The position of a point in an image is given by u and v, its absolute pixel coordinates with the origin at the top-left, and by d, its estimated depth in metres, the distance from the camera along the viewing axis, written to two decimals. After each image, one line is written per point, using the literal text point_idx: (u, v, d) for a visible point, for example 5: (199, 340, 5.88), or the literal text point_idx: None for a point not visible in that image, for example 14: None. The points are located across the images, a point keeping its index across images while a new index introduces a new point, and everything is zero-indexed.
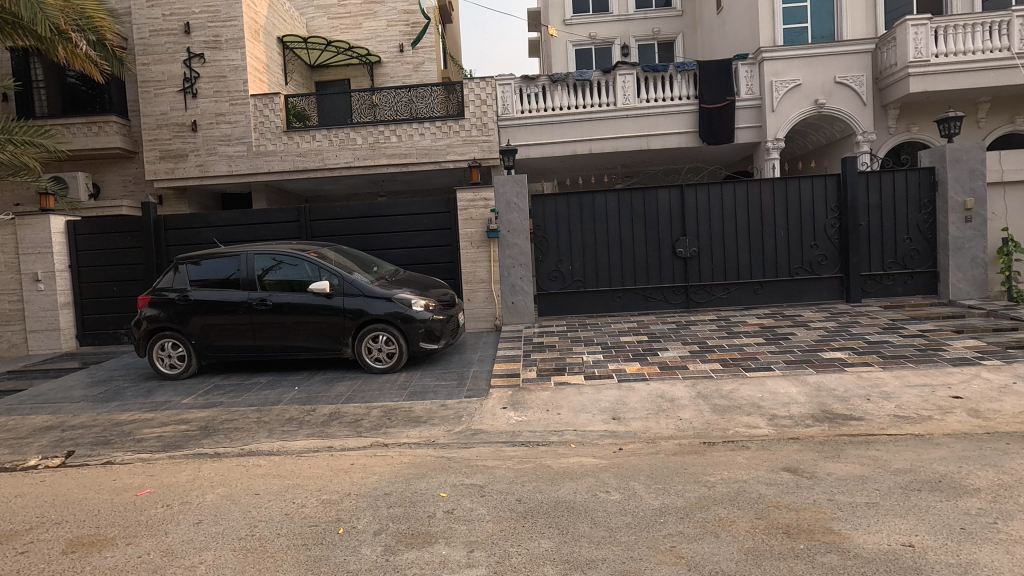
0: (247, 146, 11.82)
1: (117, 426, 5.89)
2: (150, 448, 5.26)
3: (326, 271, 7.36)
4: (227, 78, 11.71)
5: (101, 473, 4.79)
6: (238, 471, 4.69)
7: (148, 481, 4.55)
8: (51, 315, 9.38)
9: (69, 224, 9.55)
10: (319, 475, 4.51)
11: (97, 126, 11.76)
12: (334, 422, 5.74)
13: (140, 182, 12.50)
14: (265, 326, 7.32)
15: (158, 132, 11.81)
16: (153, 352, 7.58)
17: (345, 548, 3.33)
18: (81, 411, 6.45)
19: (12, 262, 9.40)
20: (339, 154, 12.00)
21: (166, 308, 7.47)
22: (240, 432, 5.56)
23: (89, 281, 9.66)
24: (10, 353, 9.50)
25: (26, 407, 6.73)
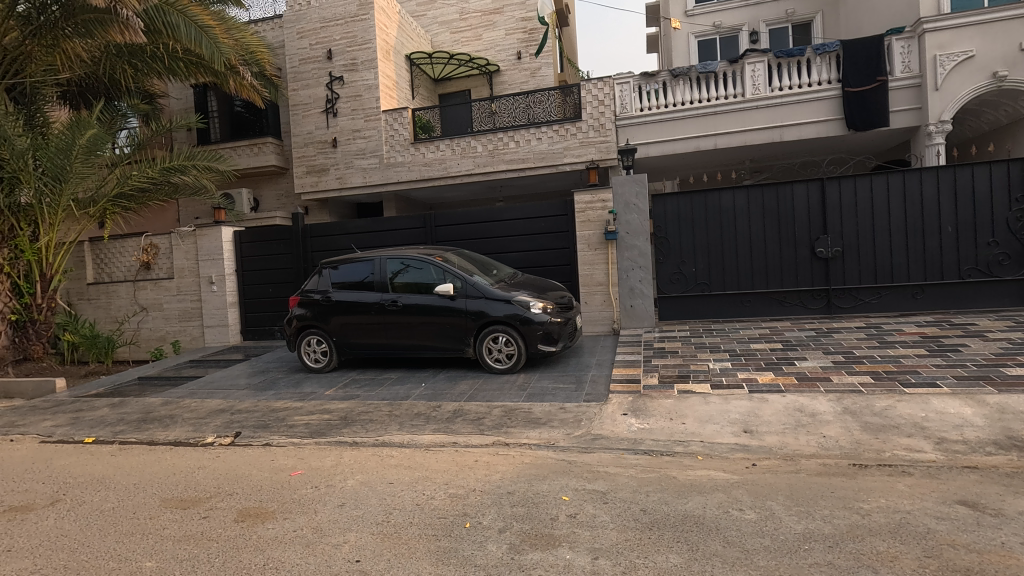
0: (379, 159, 12.78)
1: (273, 413, 6.63)
2: (299, 434, 5.86)
3: (450, 274, 7.72)
4: (362, 96, 12.76)
5: (262, 453, 5.42)
6: (374, 460, 5.06)
7: (300, 463, 5.06)
8: (222, 312, 10.81)
9: (236, 234, 10.98)
10: (445, 469, 4.72)
11: (257, 147, 13.41)
12: (458, 418, 5.98)
13: (290, 196, 14.01)
14: (395, 326, 7.84)
15: (305, 149, 13.13)
16: (301, 347, 8.42)
17: (473, 542, 3.44)
18: (245, 398, 7.37)
19: (192, 267, 10.95)
20: (461, 162, 12.53)
21: (312, 308, 8.28)
22: (375, 423, 6.00)
23: (251, 283, 11.03)
24: (192, 345, 11.04)
25: (205, 392, 7.81)
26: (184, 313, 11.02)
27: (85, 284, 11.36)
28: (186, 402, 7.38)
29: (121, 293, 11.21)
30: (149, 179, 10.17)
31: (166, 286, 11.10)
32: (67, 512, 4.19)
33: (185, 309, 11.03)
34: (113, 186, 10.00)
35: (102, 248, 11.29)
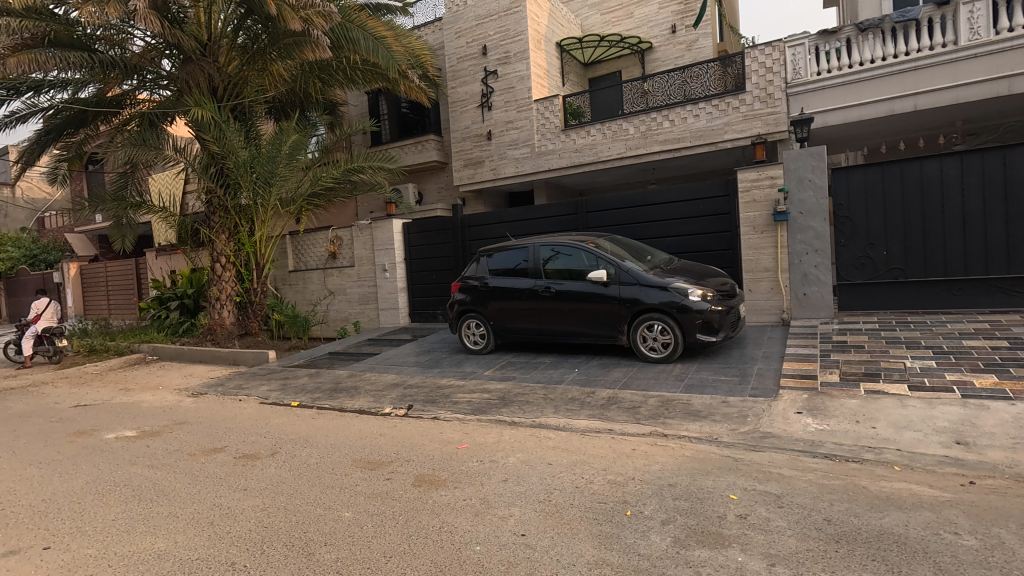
0: (531, 148, 13.07)
1: (439, 389, 7.21)
2: (464, 410, 6.28)
3: (603, 260, 7.66)
4: (515, 88, 13.13)
5: (432, 426, 5.93)
6: (533, 440, 5.25)
7: (465, 437, 5.43)
8: (394, 296, 11.97)
9: (404, 225, 12.06)
10: (603, 455, 4.72)
11: (421, 145, 14.50)
12: (613, 405, 5.94)
13: (449, 188, 14.96)
14: (549, 311, 7.99)
15: (463, 143, 13.89)
16: (462, 330, 8.99)
17: (635, 531, 3.40)
18: (415, 374, 8.11)
19: (369, 256, 12.26)
20: (612, 146, 12.31)
21: (472, 293, 8.78)
22: (531, 405, 6.21)
23: (417, 270, 12.03)
24: (369, 325, 12.39)
25: (382, 367, 8.73)
26: (364, 296, 12.40)
27: (287, 272, 13.36)
28: (367, 376, 8.33)
29: (314, 279, 12.97)
30: (335, 179, 11.61)
31: (349, 273, 12.55)
32: (283, 462, 5.00)
33: (364, 293, 12.40)
34: (308, 186, 11.51)
35: (299, 240, 13.14)
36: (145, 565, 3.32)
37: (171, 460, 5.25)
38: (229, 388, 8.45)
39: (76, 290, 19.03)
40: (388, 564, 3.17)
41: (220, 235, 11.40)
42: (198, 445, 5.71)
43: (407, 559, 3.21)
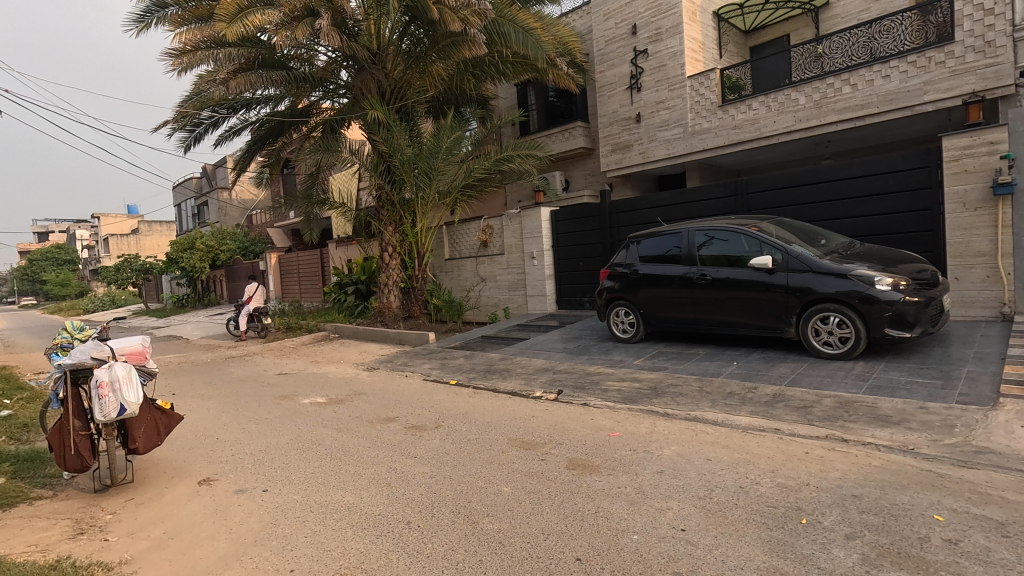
0: (684, 128, 12.39)
1: (588, 376, 7.24)
2: (614, 398, 6.23)
3: (768, 246, 7.03)
4: (667, 65, 12.53)
5: (583, 411, 5.96)
6: (689, 434, 5.02)
7: (617, 426, 5.38)
8: (541, 283, 12.22)
9: (552, 213, 12.23)
10: (769, 456, 4.36)
11: (568, 132, 14.51)
12: (779, 403, 5.45)
13: (596, 174, 14.77)
14: (704, 300, 7.55)
15: (611, 127, 13.60)
16: (610, 318, 8.87)
17: (813, 542, 3.08)
18: (563, 360, 8.23)
19: (518, 244, 12.63)
20: (778, 120, 11.19)
21: (621, 280, 8.61)
22: (686, 397, 5.94)
23: (564, 257, 12.15)
24: (518, 311, 12.80)
25: (531, 352, 9.01)
26: (513, 283, 12.83)
27: (444, 260, 14.31)
28: (518, 359, 8.65)
29: (468, 266, 13.72)
30: (486, 170, 12.19)
31: (499, 260, 13.06)
32: (446, 435, 5.40)
33: (513, 280, 12.82)
34: (462, 178, 12.19)
35: (454, 230, 14.00)
36: (338, 515, 3.82)
37: (354, 426, 5.96)
38: (397, 365, 9.35)
39: (275, 276, 22.45)
40: (546, 541, 3.26)
41: (388, 226, 12.59)
42: (374, 414, 6.41)
43: (565, 539, 3.28)
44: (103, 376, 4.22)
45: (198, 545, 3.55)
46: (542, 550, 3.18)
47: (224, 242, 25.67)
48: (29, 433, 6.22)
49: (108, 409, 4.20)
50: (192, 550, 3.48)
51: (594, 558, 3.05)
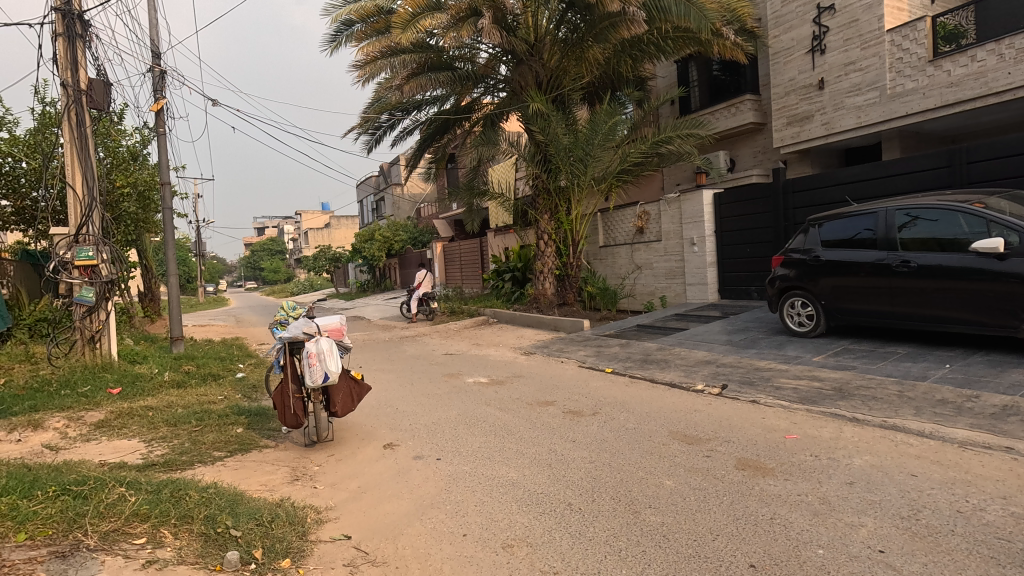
0: (880, 91, 10.68)
1: (758, 371, 6.68)
2: (789, 397, 5.67)
3: (999, 226, 5.87)
4: (859, 20, 10.88)
5: (752, 409, 5.53)
6: (886, 444, 4.38)
7: (794, 428, 4.89)
8: (702, 271, 11.54)
9: (715, 196, 11.45)
10: (999, 479, 3.62)
11: (735, 107, 13.37)
12: (1012, 417, 4.50)
13: (768, 151, 13.38)
14: (906, 290, 6.51)
15: (787, 98, 12.23)
16: (783, 310, 8.04)
17: None
18: (728, 353, 7.70)
19: (677, 230, 12.02)
20: (1014, 71, 9.10)
21: (797, 268, 7.72)
22: (881, 402, 5.19)
23: (729, 243, 11.32)
24: (676, 300, 12.21)
25: (691, 343, 8.58)
26: (670, 271, 12.26)
27: (598, 247, 14.20)
28: (677, 350, 8.30)
29: (622, 254, 13.43)
30: (643, 154, 11.81)
31: (656, 247, 12.55)
32: (604, 423, 5.39)
33: (670, 268, 12.25)
34: (618, 164, 11.94)
35: (609, 217, 13.79)
36: (503, 489, 4.03)
37: (515, 406, 6.24)
38: (553, 351, 9.56)
39: (440, 263, 24.30)
40: (715, 542, 3.10)
41: (544, 215, 12.83)
42: (533, 396, 6.64)
43: (736, 543, 3.08)
44: (312, 348, 4.99)
45: (385, 501, 4.01)
46: (710, 550, 3.03)
47: (398, 233, 28.45)
48: (257, 392, 7.57)
49: (316, 376, 4.95)
50: (381, 505, 3.94)
51: (770, 568, 2.82)
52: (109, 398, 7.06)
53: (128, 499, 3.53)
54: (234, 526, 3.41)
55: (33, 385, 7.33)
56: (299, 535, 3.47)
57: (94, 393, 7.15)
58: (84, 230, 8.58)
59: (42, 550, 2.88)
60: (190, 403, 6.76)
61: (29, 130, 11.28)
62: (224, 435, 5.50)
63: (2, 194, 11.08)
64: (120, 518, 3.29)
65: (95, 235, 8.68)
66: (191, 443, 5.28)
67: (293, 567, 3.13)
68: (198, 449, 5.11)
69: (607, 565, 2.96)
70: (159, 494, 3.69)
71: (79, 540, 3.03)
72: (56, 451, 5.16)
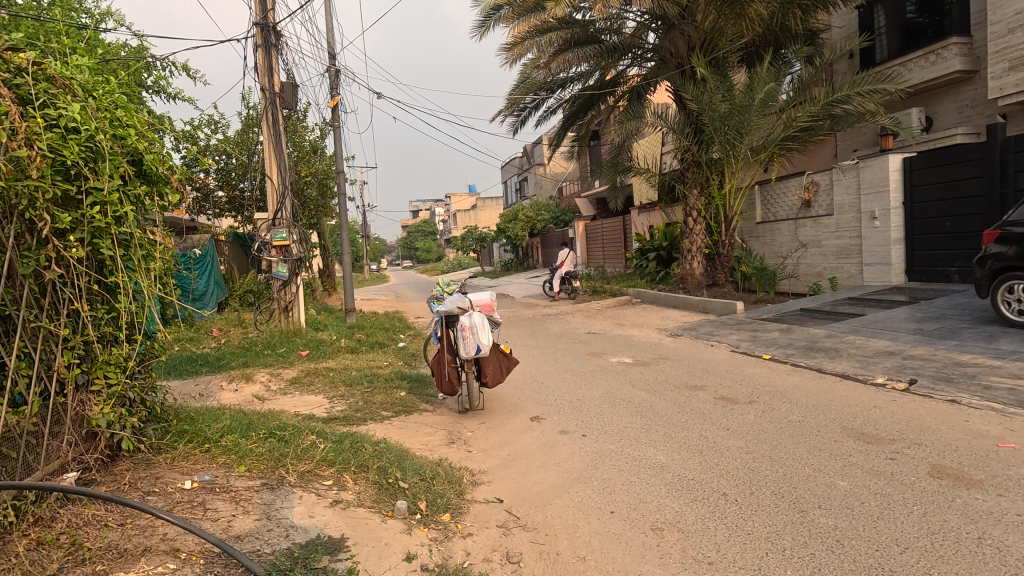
0: None
1: (960, 367, 5.67)
2: (1003, 399, 4.74)
3: None
4: None
5: (951, 410, 4.72)
6: None
7: (1011, 436, 4.08)
8: (885, 249, 10.06)
9: (905, 160, 9.86)
10: None
11: (935, 55, 11.23)
12: None
13: (979, 104, 11.05)
14: None
15: (1010, 37, 9.71)
16: (997, 295, 6.71)
17: None
18: (919, 344, 6.64)
19: (853, 202, 10.52)
20: None
21: (1019, 244, 6.38)
22: None
23: (922, 217, 9.71)
24: (849, 282, 10.79)
25: (870, 331, 7.53)
26: (843, 250, 10.81)
27: (754, 224, 13.06)
28: (851, 338, 7.36)
29: (784, 230, 12.17)
30: (813, 117, 10.53)
31: (825, 222, 11.14)
32: (763, 412, 5.00)
33: (843, 246, 10.80)
34: (781, 131, 10.84)
35: (769, 190, 12.56)
36: (652, 471, 3.95)
37: (662, 389, 6.05)
38: (702, 333, 9.08)
39: (583, 242, 24.24)
40: (903, 556, 2.72)
41: (693, 190, 12.07)
42: (681, 380, 6.38)
43: (930, 560, 2.68)
44: (466, 321, 5.29)
45: (534, 470, 4.16)
46: (897, 564, 2.67)
47: (540, 213, 28.91)
48: (416, 360, 8.31)
49: (470, 348, 5.26)
50: (531, 474, 4.09)
51: None
52: (300, 358, 8.27)
53: (318, 446, 4.10)
54: (402, 478, 3.78)
55: (245, 345, 8.84)
56: (457, 494, 3.74)
57: (289, 354, 8.41)
58: (279, 215, 9.98)
59: (257, 481, 3.47)
60: (362, 367, 7.65)
61: (238, 130, 13.39)
62: (391, 397, 6.12)
63: (220, 186, 13.35)
64: (313, 461, 3.84)
65: (287, 218, 10.04)
66: (364, 402, 5.97)
67: (452, 522, 3.39)
68: (370, 408, 5.76)
69: (769, 563, 2.75)
70: (341, 444, 4.23)
71: (283, 476, 3.60)
72: (263, 400, 6.18)
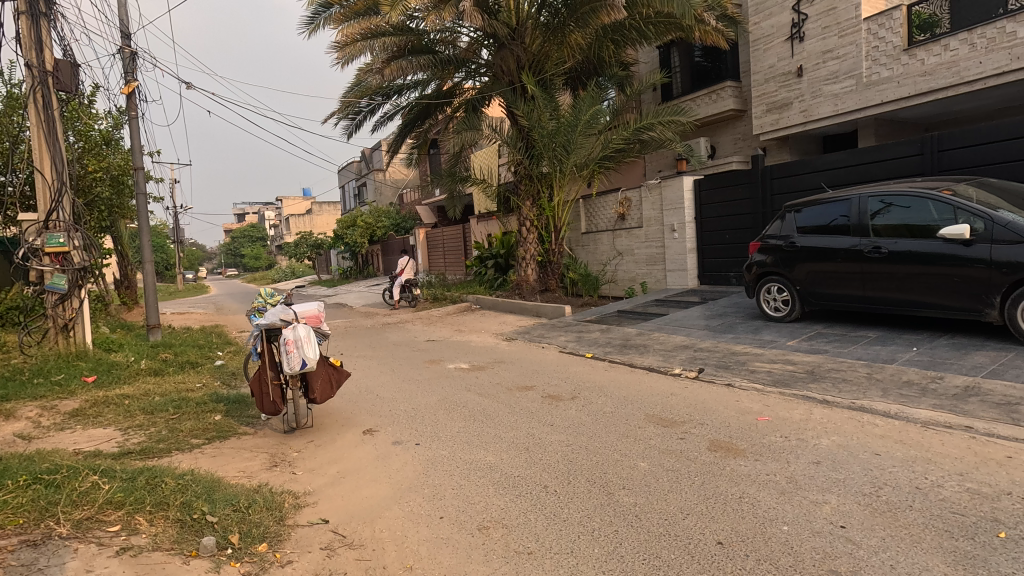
0: (857, 79, 10.44)
1: (734, 355, 6.83)
2: (763, 380, 5.81)
3: (964, 212, 6.09)
4: (837, 9, 10.60)
5: (727, 392, 5.65)
6: (853, 425, 4.53)
7: (766, 410, 5.01)
8: (682, 257, 11.66)
9: (695, 182, 11.57)
10: (957, 457, 3.80)
11: (716, 94, 13.36)
12: (972, 398, 4.72)
13: (748, 138, 13.39)
14: (879, 275, 6.72)
15: (767, 85, 11.93)
16: (761, 295, 8.19)
17: (1013, 560, 2.64)
18: (706, 338, 7.84)
19: (659, 216, 12.06)
20: (984, 60, 8.94)
21: (774, 254, 7.88)
22: (850, 384, 5.36)
23: (709, 230, 11.46)
24: (656, 286, 12.30)
25: (670, 328, 8.68)
26: (652, 257, 12.32)
27: (580, 234, 14.24)
28: (656, 335, 8.40)
29: (604, 240, 13.47)
30: (625, 140, 11.82)
31: (637, 234, 12.59)
32: (582, 406, 5.47)
33: (652, 254, 12.31)
34: (600, 150, 11.96)
35: (591, 203, 13.80)
36: (481, 472, 4.09)
37: (495, 391, 6.30)
38: (534, 336, 9.64)
39: (424, 250, 24.20)
40: (686, 521, 3.19)
41: (526, 201, 12.80)
42: (514, 381, 6.69)
43: (705, 521, 3.18)
44: (289, 335, 4.96)
45: (364, 485, 4.05)
46: (681, 528, 3.12)
47: (380, 219, 28.20)
48: (236, 379, 7.55)
49: (294, 363, 4.92)
50: (361, 489, 3.98)
51: (737, 544, 2.92)
52: (84, 386, 6.99)
53: (102, 487, 3.51)
54: (211, 512, 3.41)
55: (5, 374, 7.21)
56: (276, 520, 3.49)
57: (69, 382, 7.06)
58: (54, 216, 8.38)
59: (12, 540, 2.86)
60: (167, 391, 6.73)
61: None
62: (202, 422, 5.47)
63: None
64: (95, 506, 3.28)
65: (65, 221, 8.49)
66: (168, 430, 5.25)
67: (270, 551, 3.15)
68: (175, 437, 5.09)
69: (580, 545, 3.03)
70: (134, 482, 3.68)
71: (50, 529, 3.02)
72: (29, 439, 5.10)
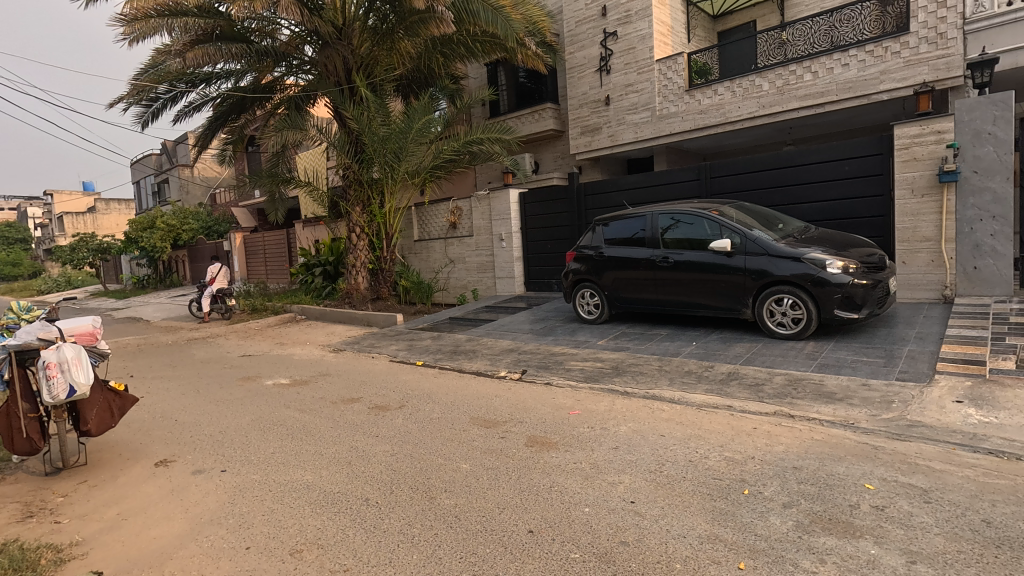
0: (651, 112, 12.06)
1: (553, 356, 7.38)
2: (576, 377, 6.38)
3: (727, 229, 7.36)
4: (636, 48, 12.14)
5: (545, 391, 6.09)
6: (645, 411, 5.20)
7: (577, 404, 5.52)
8: (510, 265, 12.28)
9: (520, 195, 12.29)
10: (720, 432, 4.60)
11: (538, 114, 14.36)
12: (733, 381, 5.75)
13: (566, 157, 14.63)
14: (668, 281, 7.81)
15: (581, 110, 13.15)
16: (576, 300, 9.00)
17: (753, 511, 3.27)
18: (530, 341, 8.35)
19: (488, 226, 12.56)
20: (742, 105, 10.96)
21: (587, 263, 8.73)
22: (645, 376, 6.16)
23: (533, 239, 12.25)
24: (487, 293, 12.76)
25: (498, 333, 9.07)
26: (482, 265, 12.76)
27: (412, 241, 14.18)
28: (484, 340, 8.71)
29: (436, 248, 13.61)
30: (455, 151, 12.09)
31: (468, 242, 12.95)
32: (409, 415, 5.45)
33: (482, 262, 12.76)
34: (431, 159, 12.07)
35: (424, 211, 13.85)
36: (297, 493, 3.85)
37: (317, 406, 5.97)
38: (364, 346, 9.34)
39: (240, 256, 21.95)
40: (502, 515, 3.37)
41: (356, 207, 12.40)
42: (338, 394, 6.41)
43: (519, 513, 3.39)
44: (51, 358, 4.13)
45: (153, 524, 3.54)
46: (497, 523, 3.28)
47: (186, 222, 24.98)
48: None
49: (57, 391, 4.11)
50: (149, 529, 3.48)
51: (545, 530, 3.17)
52: None
53: None
54: None
55: None
56: None
57: None
58: None
59: None
60: None
61: None
62: None
63: None
64: None
65: None
66: None
67: None
68: None
69: (399, 553, 3.02)
70: None
71: None
72: None
